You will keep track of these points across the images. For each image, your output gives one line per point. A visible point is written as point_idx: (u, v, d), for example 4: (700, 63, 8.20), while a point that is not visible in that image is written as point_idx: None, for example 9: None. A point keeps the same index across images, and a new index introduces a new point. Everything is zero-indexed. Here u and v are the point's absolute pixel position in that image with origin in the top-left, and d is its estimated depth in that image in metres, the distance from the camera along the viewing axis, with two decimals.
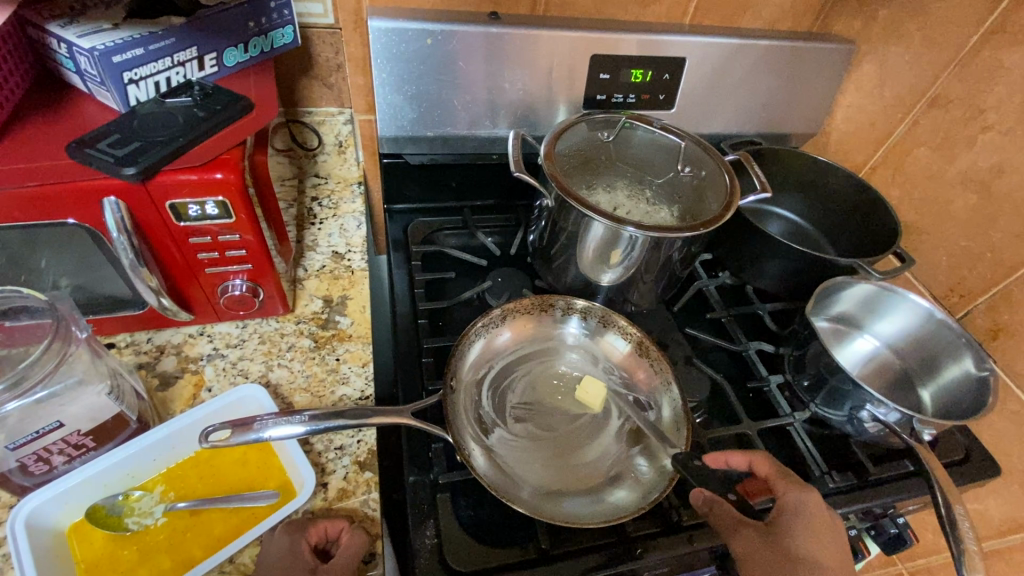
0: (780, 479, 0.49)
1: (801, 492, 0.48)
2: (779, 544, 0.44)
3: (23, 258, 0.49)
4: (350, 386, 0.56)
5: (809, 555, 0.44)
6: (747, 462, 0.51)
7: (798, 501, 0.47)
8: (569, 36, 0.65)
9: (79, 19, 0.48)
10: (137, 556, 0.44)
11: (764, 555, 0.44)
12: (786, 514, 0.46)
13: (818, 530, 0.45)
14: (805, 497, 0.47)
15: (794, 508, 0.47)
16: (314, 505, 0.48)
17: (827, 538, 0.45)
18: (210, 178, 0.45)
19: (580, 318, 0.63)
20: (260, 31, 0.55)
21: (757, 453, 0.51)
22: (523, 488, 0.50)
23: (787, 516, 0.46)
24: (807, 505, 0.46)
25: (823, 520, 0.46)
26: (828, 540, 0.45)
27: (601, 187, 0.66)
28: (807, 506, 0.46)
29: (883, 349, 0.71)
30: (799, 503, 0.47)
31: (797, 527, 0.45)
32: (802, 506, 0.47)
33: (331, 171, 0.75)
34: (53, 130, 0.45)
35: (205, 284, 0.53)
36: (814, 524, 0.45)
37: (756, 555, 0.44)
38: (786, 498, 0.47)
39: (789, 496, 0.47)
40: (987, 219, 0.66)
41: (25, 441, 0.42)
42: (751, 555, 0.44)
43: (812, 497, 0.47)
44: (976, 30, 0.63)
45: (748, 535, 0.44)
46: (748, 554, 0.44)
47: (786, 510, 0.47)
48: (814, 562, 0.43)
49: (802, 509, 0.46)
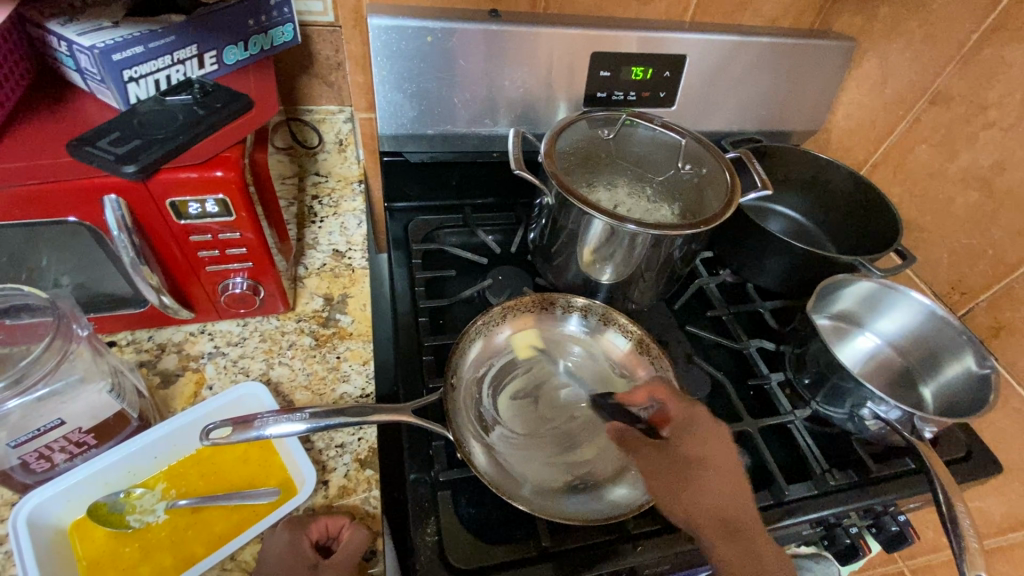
0: (672, 399, 0.53)
1: (694, 407, 0.52)
2: (675, 454, 0.50)
3: (24, 257, 0.49)
4: (350, 384, 0.56)
5: (699, 457, 0.49)
6: (648, 392, 0.54)
7: (687, 414, 0.51)
8: (568, 34, 0.65)
9: (79, 18, 0.48)
10: (138, 554, 0.45)
11: (659, 467, 0.49)
12: (680, 428, 0.51)
13: (703, 435, 0.50)
14: (694, 410, 0.51)
15: (685, 421, 0.51)
16: (315, 502, 0.48)
17: (717, 440, 0.50)
18: (210, 176, 0.45)
19: (581, 315, 0.63)
20: (260, 28, 0.55)
21: (655, 384, 0.54)
22: (523, 485, 0.50)
23: (682, 428, 0.51)
24: (697, 418, 0.51)
25: (711, 426, 0.50)
26: (715, 443, 0.50)
27: (601, 185, 0.65)
28: (697, 416, 0.51)
29: (884, 347, 0.71)
30: (689, 417, 0.51)
31: (687, 436, 0.50)
32: (690, 420, 0.51)
33: (331, 169, 0.75)
34: (53, 129, 0.45)
35: (205, 283, 0.53)
36: (703, 430, 0.50)
37: (655, 468, 0.49)
38: (679, 412, 0.52)
39: (682, 412, 0.52)
40: (989, 216, 0.66)
41: (27, 438, 0.43)
42: (650, 469, 0.49)
43: (703, 411, 0.51)
44: (978, 26, 0.63)
45: (648, 454, 0.50)
46: (647, 470, 0.49)
47: (681, 424, 0.51)
48: (710, 465, 0.49)
49: (691, 422, 0.51)
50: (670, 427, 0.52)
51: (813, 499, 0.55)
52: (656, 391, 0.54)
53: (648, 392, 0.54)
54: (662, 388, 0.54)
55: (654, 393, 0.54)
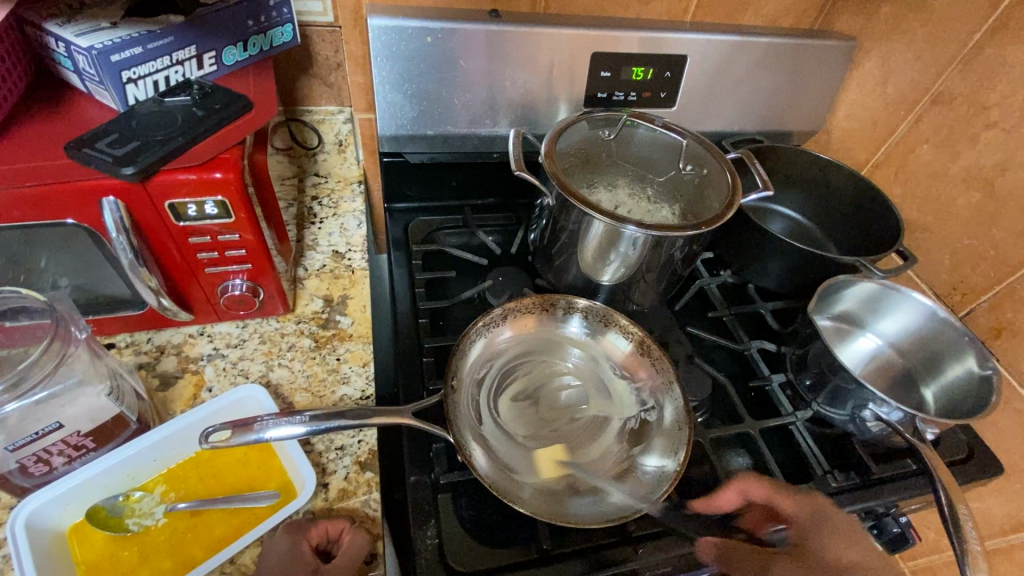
0: (783, 496, 0.50)
1: (809, 501, 0.50)
2: (815, 565, 0.47)
3: (22, 258, 0.49)
4: (350, 386, 0.55)
5: (849, 561, 0.47)
6: (739, 491, 0.51)
7: (814, 510, 0.50)
8: (568, 34, 0.64)
9: (77, 18, 0.48)
10: (137, 557, 0.44)
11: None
12: (806, 530, 0.49)
13: (842, 532, 0.48)
14: (815, 500, 0.50)
15: (813, 520, 0.49)
16: (315, 505, 0.47)
17: (848, 538, 0.48)
18: (209, 177, 0.45)
19: (582, 317, 0.62)
20: (259, 29, 0.55)
21: (744, 480, 0.51)
22: (524, 488, 0.50)
23: (808, 529, 0.49)
24: (825, 515, 0.49)
25: (843, 523, 0.49)
26: (847, 536, 0.48)
27: (602, 186, 0.68)
28: (823, 514, 0.49)
29: (885, 347, 0.71)
30: (814, 512, 0.50)
31: (827, 536, 0.48)
32: (821, 518, 0.49)
33: (332, 170, 0.74)
34: (50, 130, 0.45)
35: (205, 284, 0.53)
36: (845, 529, 0.49)
37: None
38: (799, 511, 0.50)
39: (803, 510, 0.50)
40: (991, 216, 0.65)
41: (25, 442, 0.42)
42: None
43: (824, 505, 0.50)
44: (980, 26, 0.63)
45: (784, 563, 0.48)
46: None
47: (805, 527, 0.49)
48: (856, 570, 0.47)
49: (816, 519, 0.49)
50: (793, 529, 0.50)
51: None
52: (749, 488, 0.51)
53: (739, 490, 0.51)
54: (756, 487, 0.51)
55: (746, 492, 0.51)
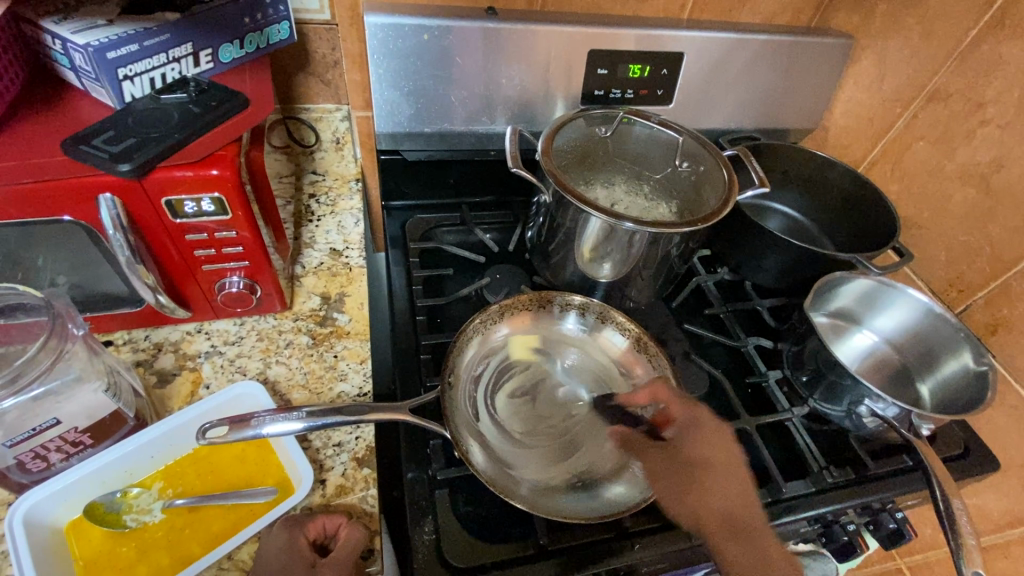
0: (680, 403, 0.53)
1: (696, 409, 0.52)
2: (678, 457, 0.51)
3: (20, 256, 0.49)
4: (348, 383, 0.56)
5: (703, 459, 0.50)
6: (650, 393, 0.55)
7: (691, 414, 0.52)
8: (565, 31, 0.64)
9: (74, 16, 0.48)
10: (135, 553, 0.44)
11: (667, 468, 0.50)
12: (680, 430, 0.52)
13: (707, 436, 0.51)
14: (696, 412, 0.52)
15: (688, 423, 0.52)
16: (312, 501, 0.48)
17: (720, 443, 0.51)
18: (206, 174, 0.45)
19: (578, 314, 0.62)
20: (255, 26, 0.55)
21: (658, 385, 0.54)
22: (521, 484, 0.50)
23: (687, 430, 0.52)
24: (698, 418, 0.52)
25: (713, 429, 0.51)
26: (716, 442, 0.51)
27: (599, 183, 0.66)
28: (699, 420, 0.52)
29: (882, 344, 0.71)
30: (693, 418, 0.52)
31: (693, 437, 0.51)
32: (693, 419, 0.52)
33: (329, 168, 0.74)
34: (47, 127, 0.45)
35: (202, 282, 0.53)
36: (708, 431, 0.51)
37: (664, 471, 0.50)
38: (680, 414, 0.53)
39: (685, 413, 0.52)
40: (986, 213, 0.66)
41: (22, 438, 0.42)
42: (659, 471, 0.50)
43: (704, 414, 0.52)
44: (975, 23, 0.63)
45: (654, 453, 0.52)
46: (656, 473, 0.50)
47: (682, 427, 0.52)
48: (716, 466, 0.50)
49: (694, 424, 0.52)
50: (673, 427, 0.53)
51: (810, 497, 0.55)
52: (658, 391, 0.54)
53: (651, 393, 0.55)
54: (665, 390, 0.54)
55: (655, 394, 0.54)
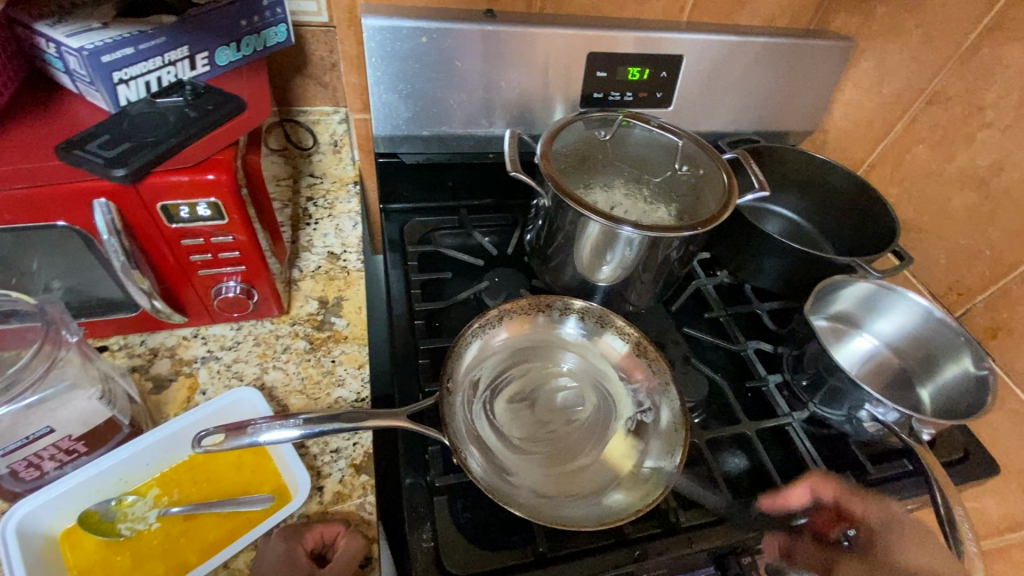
0: (855, 501, 0.52)
1: (885, 506, 0.52)
2: (880, 569, 0.50)
3: (14, 261, 0.48)
4: (346, 388, 0.55)
5: (920, 566, 0.49)
6: (809, 491, 0.53)
7: (884, 517, 0.51)
8: (563, 34, 0.64)
9: (68, 19, 0.48)
10: (130, 562, 0.44)
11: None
12: (875, 531, 0.51)
13: (913, 535, 0.50)
14: (893, 510, 0.52)
15: (885, 524, 0.51)
16: (309, 509, 0.47)
17: (927, 544, 0.49)
18: (202, 179, 0.44)
19: (578, 318, 0.62)
20: (252, 29, 0.54)
21: (817, 480, 0.53)
22: (520, 491, 0.50)
23: (880, 533, 0.51)
24: (896, 520, 0.51)
25: (913, 529, 0.50)
26: (926, 546, 0.49)
27: (598, 187, 0.65)
28: (899, 520, 0.51)
29: (882, 347, 0.71)
30: (888, 519, 0.51)
31: (895, 540, 0.50)
32: (892, 522, 0.51)
33: (327, 171, 0.74)
34: (41, 131, 0.44)
35: (198, 286, 0.53)
36: (914, 535, 0.50)
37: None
38: (875, 518, 0.52)
39: (878, 514, 0.52)
40: (986, 216, 0.65)
41: (16, 447, 0.42)
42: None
43: (900, 511, 0.52)
44: (975, 27, 0.63)
45: (849, 564, 0.50)
46: None
47: (879, 528, 0.51)
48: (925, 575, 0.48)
49: (890, 526, 0.51)
50: (861, 527, 0.52)
51: None
52: (819, 484, 0.53)
53: (808, 488, 0.53)
54: (833, 489, 0.53)
55: (816, 489, 0.53)
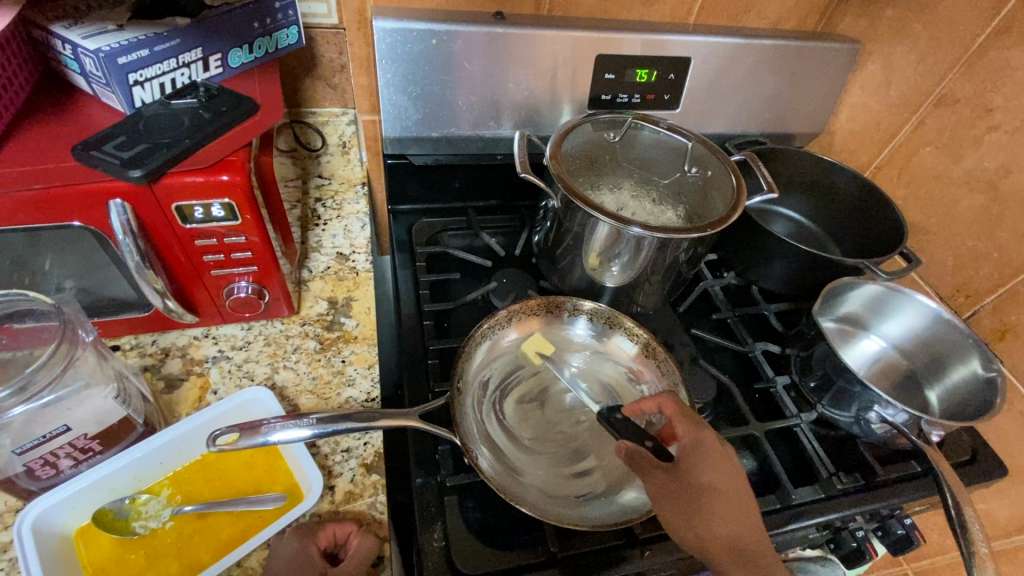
0: (681, 420, 0.48)
1: (702, 431, 0.47)
2: (684, 478, 0.45)
3: (27, 260, 0.49)
4: (356, 388, 0.55)
5: (709, 485, 0.45)
6: (657, 406, 0.50)
7: (695, 438, 0.47)
8: (572, 36, 0.65)
9: (83, 21, 0.48)
10: (144, 560, 0.44)
11: (670, 492, 0.45)
12: (688, 450, 0.47)
13: (717, 460, 0.46)
14: (703, 435, 0.47)
15: (692, 446, 0.47)
16: (321, 508, 0.47)
17: (723, 469, 0.45)
18: (216, 180, 0.45)
19: (587, 319, 0.62)
20: (265, 31, 0.55)
21: (664, 394, 0.50)
22: (529, 490, 0.50)
23: (690, 454, 0.46)
24: (705, 441, 0.47)
25: (719, 451, 0.46)
26: (722, 466, 0.45)
27: (606, 188, 0.66)
28: (704, 442, 0.47)
29: (889, 349, 0.71)
30: (698, 440, 0.47)
31: (699, 461, 0.46)
32: (699, 442, 0.47)
33: (335, 172, 0.74)
34: (57, 132, 0.45)
35: (210, 286, 0.53)
36: (712, 454, 0.46)
37: (668, 493, 0.45)
38: (685, 436, 0.48)
39: (690, 436, 0.47)
40: (994, 218, 0.66)
41: (32, 446, 0.42)
42: (662, 494, 0.45)
43: (712, 437, 0.47)
44: (983, 30, 0.63)
45: (660, 477, 0.46)
46: (659, 497, 0.45)
47: (687, 449, 0.47)
48: (713, 492, 0.44)
49: (699, 446, 0.46)
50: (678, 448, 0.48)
51: (819, 503, 0.55)
52: (665, 404, 0.50)
53: (657, 403, 0.51)
54: (672, 404, 0.49)
55: (663, 406, 0.50)
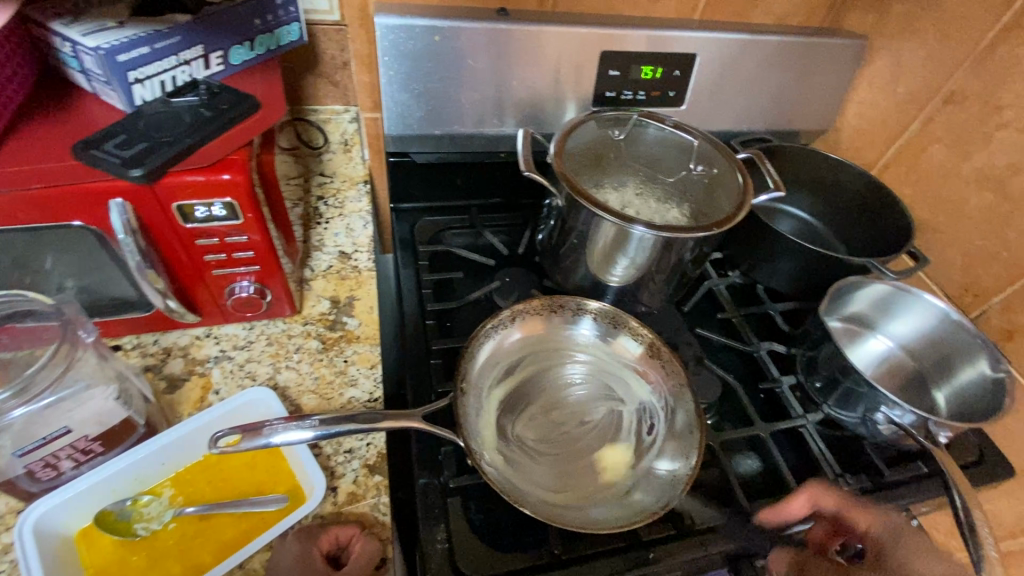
0: (852, 509, 0.51)
1: (880, 517, 0.51)
2: (890, 572, 0.48)
3: (28, 260, 0.48)
4: (358, 388, 0.55)
5: (927, 573, 0.47)
6: (809, 500, 0.52)
7: (882, 531, 0.50)
8: (577, 32, 0.64)
9: (83, 18, 0.47)
10: (146, 562, 0.44)
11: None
12: (881, 545, 0.50)
13: (916, 547, 0.49)
14: (889, 522, 0.51)
15: (888, 539, 0.50)
16: (324, 509, 0.47)
17: (925, 552, 0.49)
18: (217, 179, 0.44)
19: (592, 318, 0.61)
20: (266, 28, 0.54)
21: (813, 488, 0.52)
22: (533, 494, 0.50)
23: (885, 546, 0.49)
24: (902, 539, 0.49)
25: (920, 538, 0.50)
26: (927, 559, 0.48)
27: (610, 187, 0.65)
28: (900, 533, 0.50)
29: (896, 349, 0.71)
30: (891, 529, 0.50)
31: (906, 557, 0.48)
32: (889, 538, 0.50)
33: (336, 170, 0.74)
34: (57, 131, 0.44)
35: (211, 286, 0.52)
36: (915, 551, 0.49)
37: None
38: (862, 524, 0.51)
39: (876, 526, 0.51)
40: (1003, 217, 0.65)
41: (33, 448, 0.42)
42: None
43: (898, 523, 0.50)
44: (993, 25, 0.62)
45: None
46: None
47: (882, 546, 0.49)
48: None
49: (889, 538, 0.50)
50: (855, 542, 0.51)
51: None
52: (818, 496, 0.52)
53: (809, 500, 0.52)
54: (825, 496, 0.52)
55: (814, 500, 0.52)
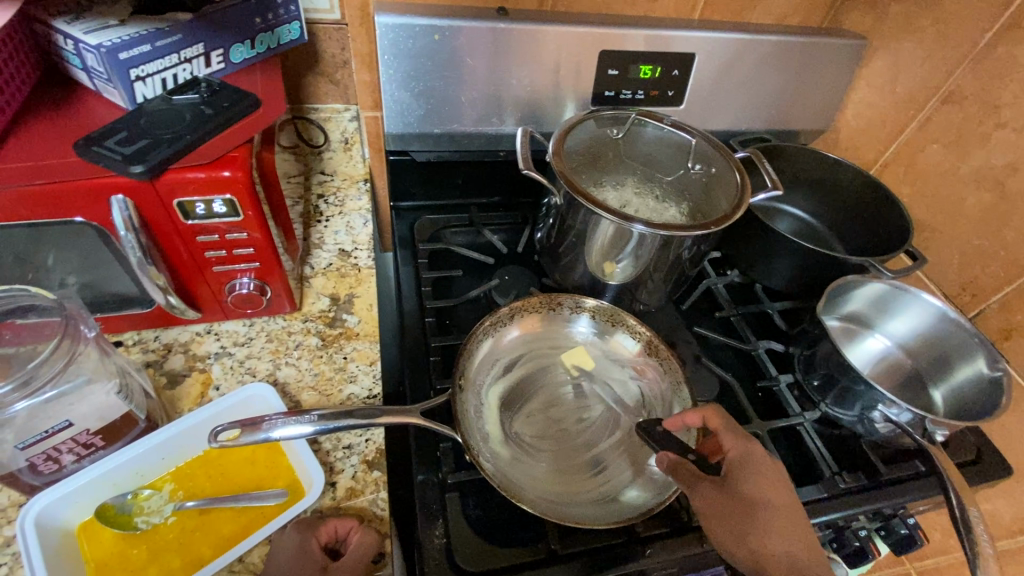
0: (727, 432, 0.48)
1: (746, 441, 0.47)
2: (734, 492, 0.44)
3: (30, 256, 0.49)
4: (357, 385, 0.55)
5: (763, 499, 0.44)
6: (701, 419, 0.49)
7: (743, 450, 0.46)
8: (576, 32, 0.64)
9: (85, 16, 0.48)
10: (146, 556, 0.44)
11: (722, 509, 0.44)
12: (736, 464, 0.46)
13: (767, 476, 0.45)
14: (750, 446, 0.47)
15: (740, 459, 0.46)
16: (323, 504, 0.47)
17: (778, 485, 0.45)
18: (218, 176, 0.45)
19: (589, 317, 0.62)
20: (267, 27, 0.55)
21: (709, 409, 0.49)
22: (530, 490, 0.50)
23: (737, 466, 0.45)
24: (753, 454, 0.46)
25: (771, 468, 0.45)
26: (772, 480, 0.45)
27: (609, 184, 0.66)
28: (753, 454, 0.46)
29: (894, 348, 0.71)
30: (746, 453, 0.46)
31: (748, 473, 0.45)
32: (747, 455, 0.46)
33: (337, 168, 0.74)
34: (59, 127, 0.45)
35: (212, 283, 0.53)
36: (760, 467, 0.45)
37: (719, 509, 0.43)
38: (732, 445, 0.47)
39: (737, 449, 0.47)
40: (1001, 217, 0.65)
41: (34, 441, 0.42)
42: (713, 512, 0.44)
43: (756, 446, 0.47)
44: (992, 25, 0.63)
45: (709, 491, 0.44)
46: (711, 511, 0.44)
47: (735, 463, 0.46)
48: (765, 507, 0.43)
49: (746, 459, 0.46)
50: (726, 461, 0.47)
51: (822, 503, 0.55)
52: (711, 416, 0.49)
53: (701, 415, 0.49)
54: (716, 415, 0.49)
55: (708, 418, 0.49)
